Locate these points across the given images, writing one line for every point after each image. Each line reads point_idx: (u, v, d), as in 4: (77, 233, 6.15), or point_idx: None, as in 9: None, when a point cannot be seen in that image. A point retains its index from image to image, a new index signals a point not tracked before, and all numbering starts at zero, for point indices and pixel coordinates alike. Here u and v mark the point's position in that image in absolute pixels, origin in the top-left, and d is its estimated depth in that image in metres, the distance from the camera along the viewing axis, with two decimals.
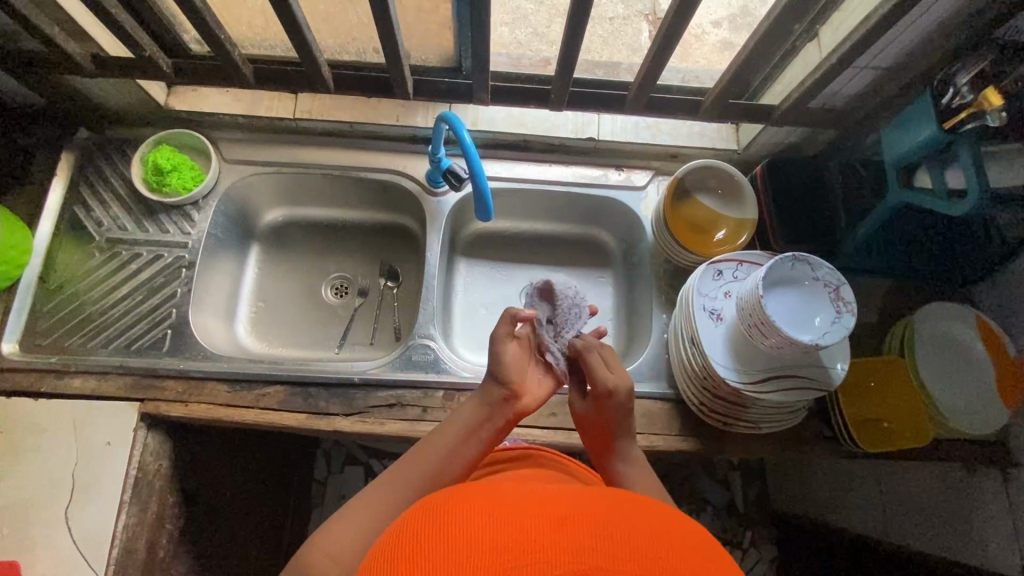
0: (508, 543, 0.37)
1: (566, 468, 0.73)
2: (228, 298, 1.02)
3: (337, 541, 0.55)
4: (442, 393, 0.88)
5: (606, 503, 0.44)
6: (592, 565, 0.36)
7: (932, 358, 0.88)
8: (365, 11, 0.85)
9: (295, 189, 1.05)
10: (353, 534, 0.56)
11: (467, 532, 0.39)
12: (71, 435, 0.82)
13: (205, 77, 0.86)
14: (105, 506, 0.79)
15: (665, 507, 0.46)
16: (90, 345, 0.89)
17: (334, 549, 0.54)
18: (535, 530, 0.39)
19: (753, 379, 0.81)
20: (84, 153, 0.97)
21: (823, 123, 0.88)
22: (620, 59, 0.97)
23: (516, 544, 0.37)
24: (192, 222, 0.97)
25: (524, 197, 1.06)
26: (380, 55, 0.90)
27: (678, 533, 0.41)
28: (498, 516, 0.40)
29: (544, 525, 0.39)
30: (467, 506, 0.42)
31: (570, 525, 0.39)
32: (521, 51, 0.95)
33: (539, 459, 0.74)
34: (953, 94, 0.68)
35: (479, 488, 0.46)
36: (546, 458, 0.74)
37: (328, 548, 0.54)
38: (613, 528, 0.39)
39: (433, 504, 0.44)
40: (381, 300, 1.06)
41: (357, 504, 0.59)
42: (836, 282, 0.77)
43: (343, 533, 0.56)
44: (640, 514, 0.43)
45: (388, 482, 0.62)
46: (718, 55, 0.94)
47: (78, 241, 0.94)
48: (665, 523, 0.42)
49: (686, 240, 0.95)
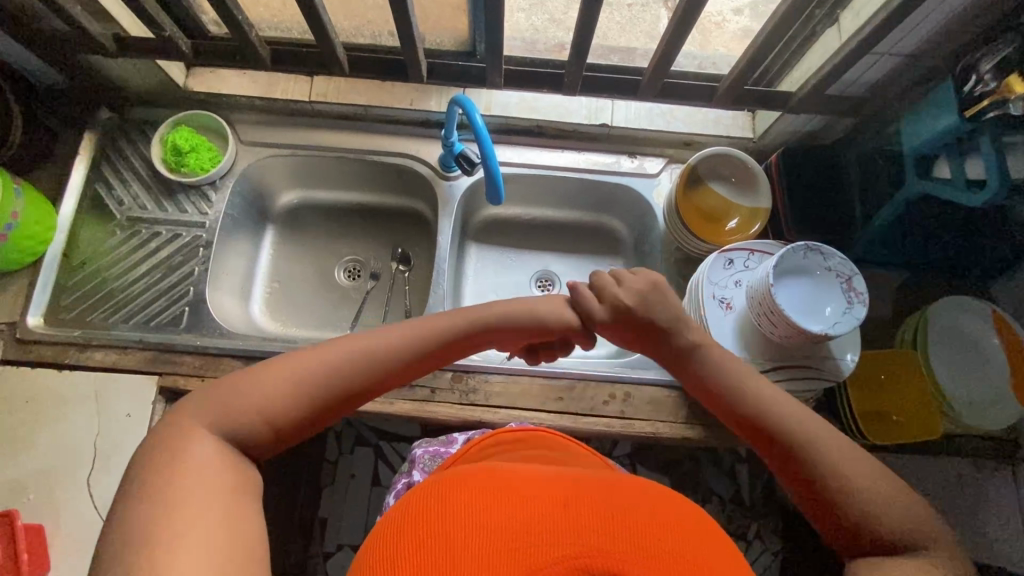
0: (514, 529, 0.43)
1: (559, 447, 0.76)
2: (244, 278, 1.05)
3: (267, 387, 0.57)
4: (450, 374, 0.90)
5: (606, 490, 0.49)
6: (593, 546, 0.41)
7: (946, 351, 0.87)
8: None
9: (309, 173, 1.07)
10: (281, 386, 0.57)
11: (467, 515, 0.45)
12: (92, 405, 0.85)
13: (221, 58, 0.86)
14: (125, 475, 0.82)
15: (659, 492, 0.51)
16: (111, 320, 0.92)
17: (261, 392, 0.57)
18: (540, 518, 0.44)
19: (762, 367, 0.81)
20: (105, 133, 0.99)
21: (842, 111, 0.86)
22: (636, 44, 0.95)
23: (522, 529, 0.43)
24: (210, 202, 0.99)
25: (536, 183, 1.06)
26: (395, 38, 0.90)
27: (673, 521, 0.46)
28: (500, 506, 0.46)
29: (546, 513, 0.44)
30: (476, 489, 0.48)
31: (572, 511, 0.45)
32: (536, 36, 0.95)
33: (536, 442, 0.76)
34: (976, 81, 0.67)
35: (475, 475, 0.52)
36: (543, 439, 0.76)
37: (257, 394, 0.57)
38: (617, 519, 0.44)
39: (434, 493, 0.49)
40: (393, 283, 1.08)
41: (271, 366, 0.59)
42: (849, 273, 0.77)
43: (275, 380, 0.58)
44: (642, 504, 0.48)
45: (346, 348, 0.61)
46: (739, 42, 0.90)
47: (100, 219, 0.97)
48: (662, 512, 0.47)
49: (698, 228, 0.94)
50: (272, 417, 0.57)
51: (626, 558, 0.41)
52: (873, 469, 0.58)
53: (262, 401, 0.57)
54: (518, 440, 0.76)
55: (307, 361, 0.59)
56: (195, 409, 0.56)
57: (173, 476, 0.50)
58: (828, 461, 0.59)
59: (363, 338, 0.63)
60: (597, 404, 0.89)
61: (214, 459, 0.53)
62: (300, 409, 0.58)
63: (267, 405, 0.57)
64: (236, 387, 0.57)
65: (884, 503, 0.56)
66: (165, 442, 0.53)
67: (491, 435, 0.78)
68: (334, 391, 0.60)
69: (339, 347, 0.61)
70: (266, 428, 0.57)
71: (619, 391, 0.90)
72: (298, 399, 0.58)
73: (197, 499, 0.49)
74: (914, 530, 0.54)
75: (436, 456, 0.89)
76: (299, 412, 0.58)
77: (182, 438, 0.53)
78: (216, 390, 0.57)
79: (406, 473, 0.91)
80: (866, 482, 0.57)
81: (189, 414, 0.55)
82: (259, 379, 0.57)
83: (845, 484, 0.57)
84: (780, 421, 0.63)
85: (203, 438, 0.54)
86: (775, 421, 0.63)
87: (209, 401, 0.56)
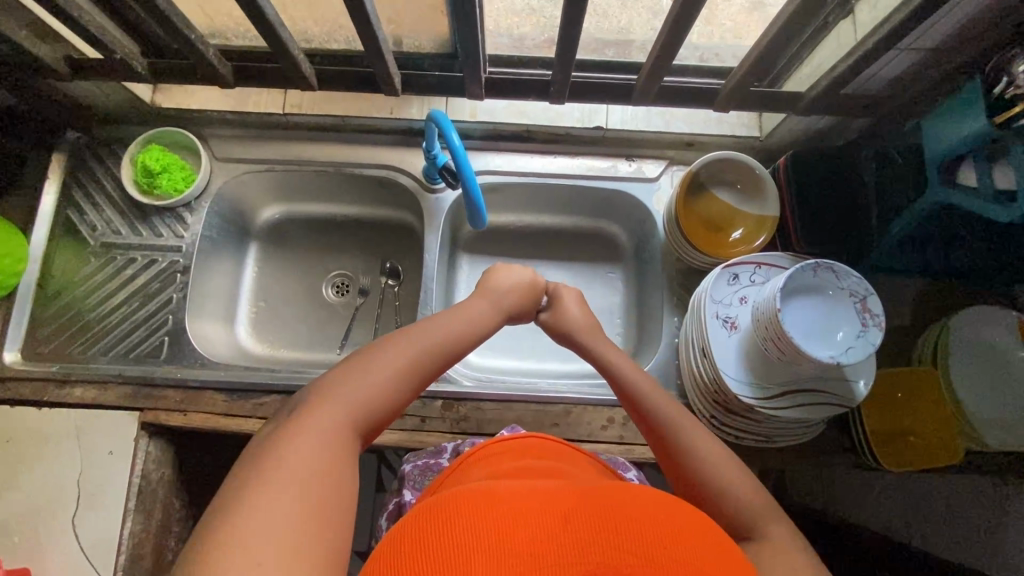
0: (518, 543, 0.39)
1: (569, 457, 0.71)
2: (228, 300, 1.00)
3: (374, 372, 0.57)
4: (440, 402, 0.86)
5: (602, 497, 0.45)
6: (601, 564, 0.39)
7: (968, 366, 0.81)
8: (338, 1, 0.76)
9: (290, 187, 1.02)
10: (386, 368, 0.58)
11: (459, 530, 0.41)
12: (74, 443, 0.82)
13: (181, 77, 0.80)
14: (109, 515, 0.80)
15: (660, 493, 0.49)
16: (90, 354, 0.89)
17: (371, 376, 0.56)
18: (540, 533, 0.40)
19: (770, 394, 0.76)
20: (74, 154, 0.95)
21: (857, 110, 0.79)
22: (638, 23, 0.80)
23: (526, 546, 0.39)
24: (185, 225, 0.94)
25: (527, 190, 1.00)
26: (357, 44, 0.83)
27: (681, 525, 0.44)
28: (496, 518, 0.42)
29: (546, 526, 0.41)
30: (469, 501, 0.44)
31: (575, 523, 0.41)
32: (532, 15, 0.80)
33: (539, 451, 0.70)
34: (1009, 82, 0.59)
35: (468, 489, 0.48)
36: (548, 447, 0.71)
37: (369, 380, 0.56)
38: (619, 530, 0.41)
39: (423, 512, 0.45)
40: (382, 299, 1.03)
41: (378, 352, 0.59)
42: (864, 293, 0.71)
43: (382, 364, 0.58)
44: (647, 508, 0.45)
45: (435, 328, 0.65)
46: (747, 16, 0.76)
47: (74, 245, 0.93)
48: (671, 516, 0.45)
49: (698, 239, 0.89)
50: (383, 403, 0.56)
51: (631, 566, 0.39)
52: (726, 460, 0.61)
53: (371, 388, 0.56)
54: (519, 451, 0.70)
55: (411, 343, 0.62)
56: (302, 414, 0.51)
57: (254, 494, 0.42)
58: (689, 446, 0.62)
59: (439, 321, 0.68)
60: (595, 429, 0.85)
61: (331, 447, 0.49)
62: (403, 390, 0.59)
63: (376, 392, 0.56)
64: (348, 377, 0.56)
65: (725, 485, 0.59)
66: (256, 462, 0.45)
67: (482, 446, 0.72)
68: (430, 371, 0.63)
69: (427, 330, 0.65)
70: (382, 412, 0.56)
71: (617, 415, 0.86)
72: (401, 381, 0.59)
73: (273, 523, 0.41)
74: (755, 513, 0.56)
75: (427, 469, 0.78)
76: (406, 392, 0.59)
77: (287, 443, 0.48)
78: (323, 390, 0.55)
79: (397, 493, 0.80)
80: (714, 462, 0.61)
81: (298, 419, 0.51)
82: (365, 365, 0.57)
83: (699, 467, 0.61)
84: (654, 412, 0.67)
85: (307, 436, 0.49)
86: (651, 408, 0.67)
87: (313, 406, 0.52)
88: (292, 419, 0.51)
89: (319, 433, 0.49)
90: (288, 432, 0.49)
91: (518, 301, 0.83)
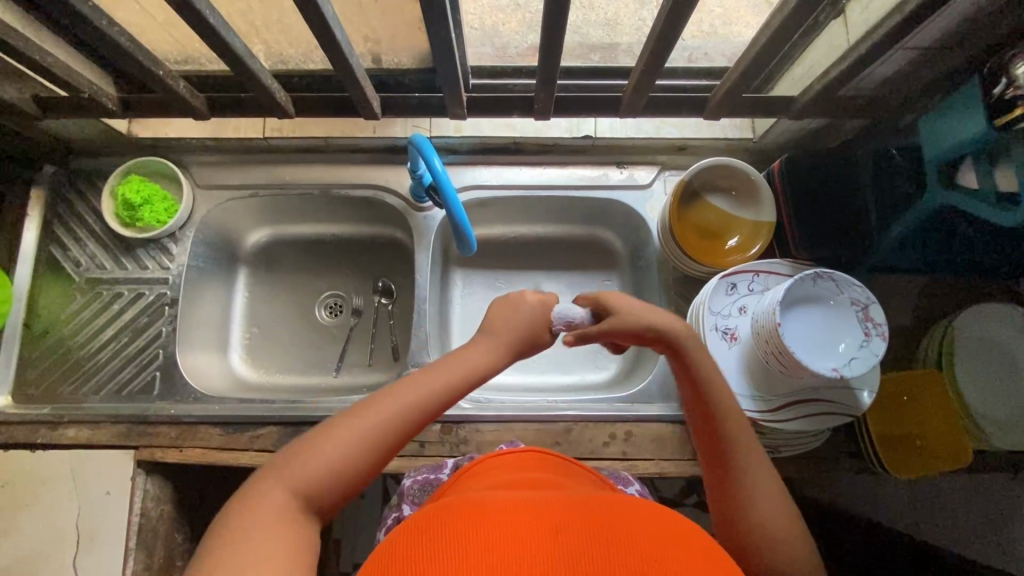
0: (504, 554, 0.38)
1: (571, 473, 0.66)
2: (219, 327, 0.99)
3: (344, 438, 0.53)
4: (438, 426, 0.85)
5: (583, 509, 0.43)
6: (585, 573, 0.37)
7: (974, 366, 0.79)
8: (305, 21, 0.73)
9: (276, 210, 1.00)
10: (356, 433, 0.53)
11: (435, 559, 0.38)
12: (69, 485, 0.80)
13: (155, 111, 0.79)
14: (109, 557, 0.78)
15: (647, 503, 0.46)
16: (81, 393, 0.88)
17: (338, 443, 0.52)
18: (527, 543, 0.39)
19: (771, 406, 0.75)
20: (52, 188, 0.93)
21: (852, 112, 0.77)
22: (625, 15, 0.80)
23: (512, 556, 0.38)
24: (171, 255, 0.93)
25: (517, 203, 0.98)
26: (328, 63, 0.80)
27: (660, 536, 0.41)
28: (486, 529, 0.40)
29: (535, 537, 0.39)
30: (458, 515, 0.43)
31: (564, 533, 0.40)
32: (517, 11, 0.80)
33: (539, 464, 0.67)
34: (1007, 85, 0.57)
35: (460, 502, 0.46)
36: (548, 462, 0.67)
37: (336, 447, 0.52)
38: (598, 542, 0.39)
39: (411, 525, 0.43)
40: (376, 319, 1.01)
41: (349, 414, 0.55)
42: (866, 301, 0.69)
43: (351, 428, 0.53)
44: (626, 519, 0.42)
45: (421, 379, 0.58)
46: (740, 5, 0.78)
47: (58, 283, 0.91)
48: (650, 526, 0.42)
49: (694, 248, 0.87)
50: (347, 472, 0.52)
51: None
52: (773, 486, 0.59)
53: (330, 454, 0.52)
54: (520, 462, 0.67)
55: (388, 402, 0.55)
56: (268, 483, 0.50)
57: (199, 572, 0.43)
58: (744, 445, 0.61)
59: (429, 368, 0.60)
60: (597, 446, 0.84)
61: (281, 524, 0.47)
62: (372, 454, 0.54)
63: (338, 458, 0.52)
64: (311, 446, 0.52)
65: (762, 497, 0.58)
66: (214, 534, 0.46)
67: (484, 460, 0.68)
68: (410, 430, 0.56)
69: (412, 381, 0.58)
70: (347, 482, 0.52)
71: (619, 430, 0.85)
72: (372, 445, 0.53)
73: None
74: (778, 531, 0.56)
75: (427, 485, 0.77)
76: (379, 456, 0.54)
77: (242, 516, 0.47)
78: (291, 454, 0.52)
79: (394, 506, 0.78)
80: (759, 469, 0.60)
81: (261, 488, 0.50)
82: (332, 429, 0.53)
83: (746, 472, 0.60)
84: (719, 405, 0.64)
85: (263, 510, 0.48)
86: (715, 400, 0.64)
87: (279, 473, 0.51)
88: (261, 480, 0.51)
89: (275, 508, 0.48)
90: (240, 512, 0.48)
91: (527, 334, 0.67)
